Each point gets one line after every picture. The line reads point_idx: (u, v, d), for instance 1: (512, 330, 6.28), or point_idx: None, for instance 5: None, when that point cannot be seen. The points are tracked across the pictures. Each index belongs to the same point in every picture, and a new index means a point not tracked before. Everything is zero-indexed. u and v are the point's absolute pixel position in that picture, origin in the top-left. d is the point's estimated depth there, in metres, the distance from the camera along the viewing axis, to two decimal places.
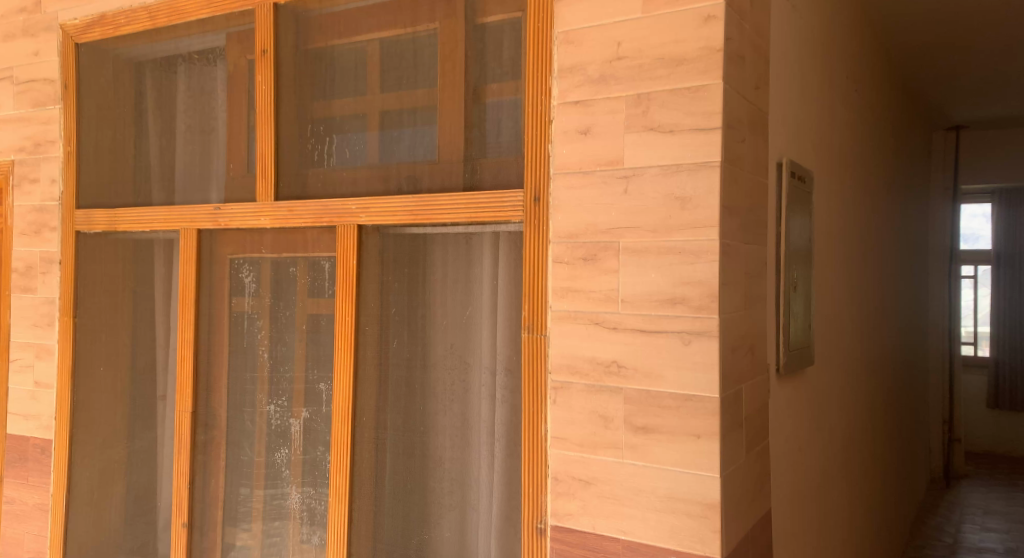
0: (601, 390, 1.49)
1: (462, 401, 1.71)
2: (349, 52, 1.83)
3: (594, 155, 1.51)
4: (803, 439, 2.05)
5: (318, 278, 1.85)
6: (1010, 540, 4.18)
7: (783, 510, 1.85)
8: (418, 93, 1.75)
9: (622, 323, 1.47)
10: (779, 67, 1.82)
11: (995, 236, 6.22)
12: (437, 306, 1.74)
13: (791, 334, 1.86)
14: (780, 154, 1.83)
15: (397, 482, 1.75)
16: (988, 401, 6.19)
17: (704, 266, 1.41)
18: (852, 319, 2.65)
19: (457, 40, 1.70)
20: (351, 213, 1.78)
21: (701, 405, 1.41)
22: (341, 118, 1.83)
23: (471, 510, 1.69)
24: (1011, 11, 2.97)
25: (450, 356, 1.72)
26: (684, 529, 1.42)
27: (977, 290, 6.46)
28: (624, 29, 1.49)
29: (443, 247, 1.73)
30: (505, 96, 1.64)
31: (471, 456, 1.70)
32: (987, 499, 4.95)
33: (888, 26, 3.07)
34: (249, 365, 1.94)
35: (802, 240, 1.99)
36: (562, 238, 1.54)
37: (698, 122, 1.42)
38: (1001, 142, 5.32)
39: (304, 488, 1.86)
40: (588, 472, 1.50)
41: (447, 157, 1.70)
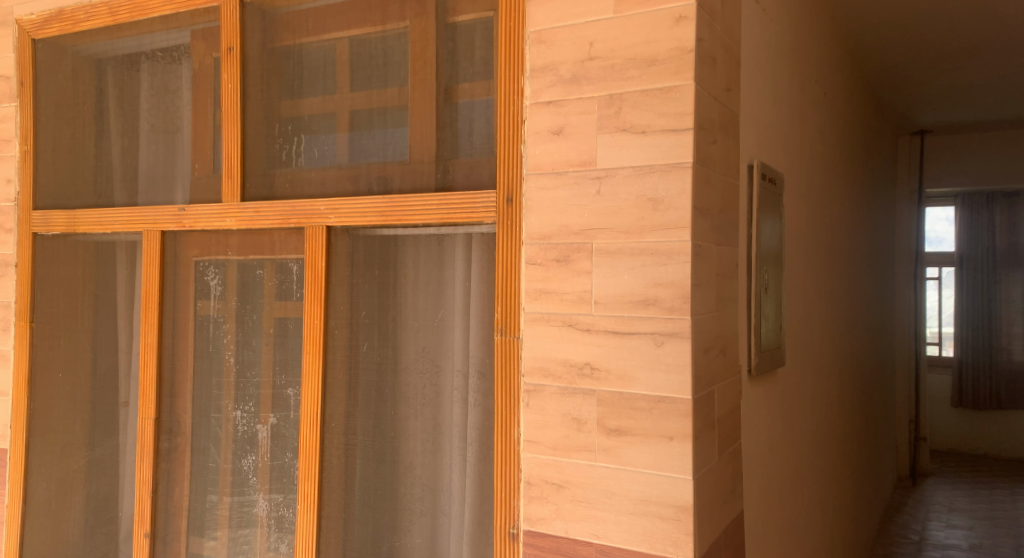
0: (575, 392, 1.48)
1: (434, 405, 1.69)
2: (318, 51, 1.80)
3: (567, 155, 1.49)
4: (775, 439, 2.05)
5: (285, 281, 1.81)
6: (973, 536, 4.25)
7: (754, 511, 1.85)
8: (389, 92, 1.72)
9: (594, 325, 1.46)
10: (750, 69, 1.83)
11: (958, 239, 6.35)
12: (409, 308, 1.71)
13: (762, 335, 1.87)
14: (751, 156, 1.84)
15: (367, 488, 1.72)
16: (953, 400, 6.31)
17: (676, 267, 1.40)
18: (822, 320, 2.67)
19: (428, 39, 1.68)
20: (319, 214, 1.75)
21: (675, 407, 1.40)
22: (309, 117, 1.80)
23: (442, 516, 1.67)
24: (975, 18, 3.01)
25: (423, 360, 1.70)
26: (657, 531, 1.41)
27: (942, 292, 6.57)
28: (596, 29, 1.47)
29: (415, 248, 1.70)
30: (477, 96, 1.63)
31: (442, 461, 1.68)
32: (952, 497, 5.02)
33: (856, 33, 3.11)
34: (214, 370, 1.89)
35: (773, 242, 2.00)
36: (535, 239, 1.52)
37: (670, 124, 1.41)
38: (964, 146, 5.41)
39: (272, 495, 1.82)
40: (561, 475, 1.49)
41: (418, 158, 1.68)
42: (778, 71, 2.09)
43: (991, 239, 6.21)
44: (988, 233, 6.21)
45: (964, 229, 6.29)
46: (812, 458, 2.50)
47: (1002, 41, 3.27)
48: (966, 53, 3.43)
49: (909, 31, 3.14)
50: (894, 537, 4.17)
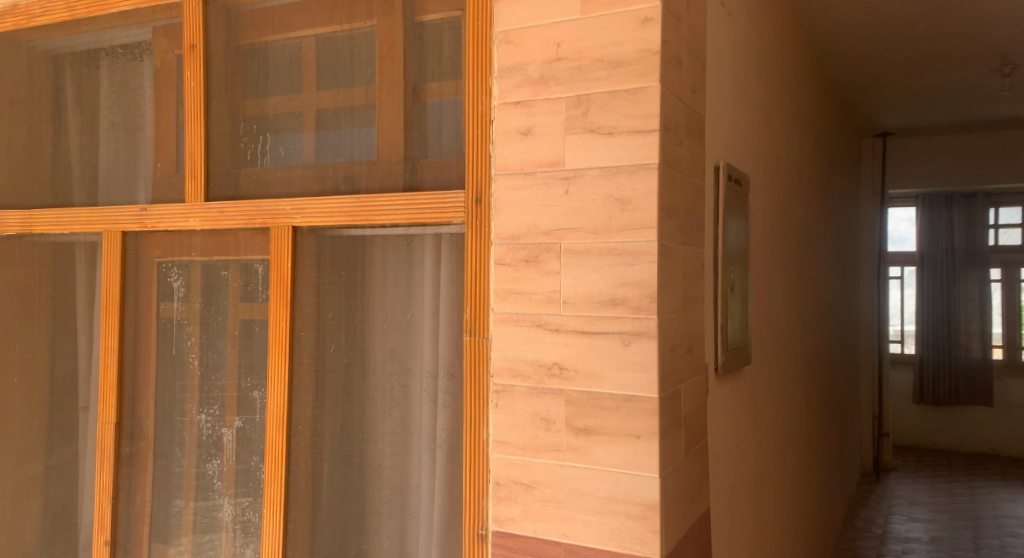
0: (543, 393, 1.48)
1: (402, 407, 1.67)
2: (283, 49, 1.78)
3: (535, 156, 1.49)
4: (741, 436, 2.07)
5: (250, 282, 1.78)
6: (934, 529, 4.33)
7: (721, 508, 1.87)
8: (356, 91, 1.71)
9: (563, 325, 1.46)
10: (716, 71, 1.84)
11: (920, 239, 6.49)
12: (377, 309, 1.70)
13: (728, 334, 1.89)
14: (717, 157, 1.85)
15: (334, 491, 1.70)
16: (914, 396, 6.45)
17: (644, 267, 1.41)
18: (787, 319, 2.70)
19: (396, 38, 1.68)
20: (285, 214, 1.73)
21: (642, 406, 1.41)
22: (275, 116, 1.78)
23: (411, 518, 1.66)
24: (935, 22, 3.06)
25: (391, 361, 1.68)
26: (625, 530, 1.41)
27: (904, 290, 6.71)
28: (563, 30, 1.47)
29: (383, 249, 1.69)
30: (445, 96, 1.62)
31: (411, 463, 1.67)
32: (913, 491, 5.12)
33: (820, 36, 3.15)
34: (178, 373, 1.86)
35: (739, 242, 2.02)
36: (503, 239, 1.52)
37: (636, 125, 1.42)
38: (925, 148, 5.52)
39: (237, 499, 1.79)
40: (529, 475, 1.48)
41: (386, 158, 1.67)
42: (744, 73, 2.11)
43: (950, 239, 6.34)
44: (947, 233, 6.36)
45: (924, 229, 6.42)
46: (778, 455, 2.52)
47: (960, 47, 3.35)
48: (927, 57, 3.49)
49: (870, 36, 3.20)
50: (857, 531, 4.24)
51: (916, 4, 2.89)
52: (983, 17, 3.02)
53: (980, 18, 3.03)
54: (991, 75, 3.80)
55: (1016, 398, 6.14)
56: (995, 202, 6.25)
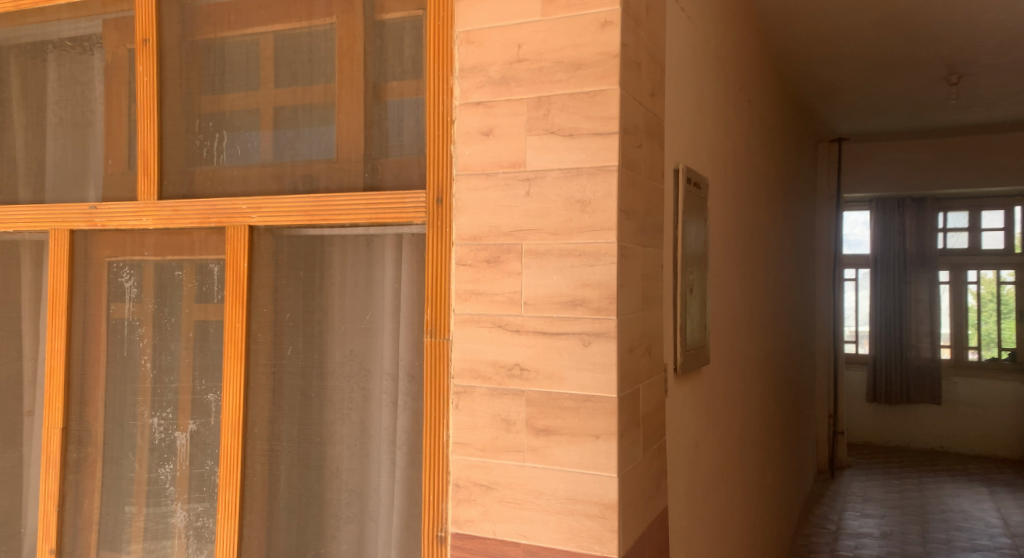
0: (504, 394, 1.47)
1: (362, 410, 1.66)
2: (240, 46, 1.74)
3: (496, 156, 1.49)
4: (699, 435, 2.09)
5: (205, 282, 1.75)
6: (885, 525, 4.43)
7: (680, 507, 1.88)
8: (315, 89, 1.69)
9: (524, 326, 1.46)
10: (676, 75, 1.85)
11: (874, 242, 6.63)
12: (336, 310, 1.68)
13: (687, 335, 1.90)
14: (676, 160, 1.87)
15: (292, 494, 1.68)
16: (867, 394, 6.59)
17: (604, 267, 1.41)
18: (745, 320, 2.73)
19: (355, 36, 1.66)
20: (241, 213, 1.70)
21: (602, 406, 1.41)
22: (231, 114, 1.74)
23: (370, 522, 1.64)
24: (887, 31, 3.13)
25: (350, 363, 1.66)
26: (583, 530, 1.41)
27: (858, 292, 6.80)
28: (524, 32, 1.47)
29: (342, 249, 1.67)
30: (406, 95, 1.61)
31: (370, 466, 1.65)
32: (867, 488, 5.23)
33: (777, 41, 3.20)
34: (129, 376, 1.81)
35: (698, 244, 2.03)
36: (464, 240, 1.51)
37: (596, 127, 1.42)
38: (877, 151, 5.63)
39: (191, 505, 1.75)
40: (489, 476, 1.48)
41: (345, 157, 1.65)
42: (703, 77, 2.13)
43: (902, 242, 6.52)
44: (899, 237, 6.52)
45: (878, 232, 6.59)
46: (736, 454, 2.55)
47: (911, 55, 3.42)
48: (879, 65, 3.56)
49: (825, 43, 3.25)
50: (813, 528, 4.31)
51: (869, 13, 2.94)
52: (934, 26, 3.09)
53: (931, 27, 3.10)
54: (939, 84, 3.90)
55: (964, 397, 6.30)
56: (944, 207, 6.44)
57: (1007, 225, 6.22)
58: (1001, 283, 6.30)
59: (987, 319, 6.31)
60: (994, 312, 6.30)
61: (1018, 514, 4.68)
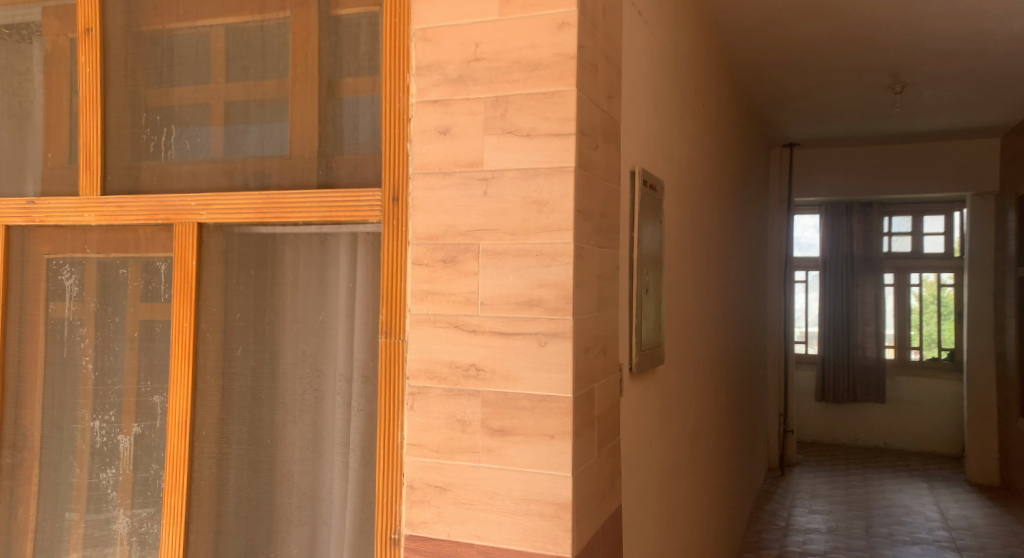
0: (459, 394, 1.46)
1: (314, 411, 1.63)
2: (188, 38, 1.70)
3: (453, 155, 1.47)
4: (653, 435, 2.10)
5: (152, 281, 1.70)
6: (832, 520, 4.52)
7: (634, 505, 1.89)
8: (268, 84, 1.65)
9: (480, 326, 1.45)
10: (632, 77, 1.86)
11: (823, 244, 6.73)
12: (288, 310, 1.64)
13: (642, 335, 1.91)
14: (632, 163, 1.88)
15: (241, 498, 1.64)
16: (816, 394, 6.74)
17: (560, 268, 1.41)
18: (699, 320, 2.76)
19: (310, 30, 1.63)
20: (190, 210, 1.65)
21: (557, 406, 1.40)
22: (180, 108, 1.70)
23: (322, 525, 1.61)
24: (837, 39, 3.18)
25: (303, 364, 1.63)
26: (537, 530, 1.41)
27: (808, 294, 6.91)
28: (481, 31, 1.46)
29: (295, 247, 1.64)
30: (361, 92, 1.59)
31: (323, 468, 1.62)
32: (814, 484, 5.34)
33: (731, 46, 3.23)
34: (69, 379, 1.75)
35: (653, 246, 2.04)
36: (420, 239, 1.49)
37: (553, 128, 1.42)
38: (827, 155, 5.73)
39: (134, 510, 1.69)
40: (444, 478, 1.46)
41: (299, 153, 1.62)
42: (659, 80, 2.14)
43: (849, 245, 6.63)
44: (847, 240, 6.64)
45: (827, 236, 6.70)
46: (689, 453, 2.58)
47: (859, 63, 3.48)
48: (828, 72, 3.63)
49: (777, 50, 3.30)
50: (762, 524, 4.38)
51: (819, 21, 2.99)
52: (881, 37, 3.16)
53: (878, 37, 3.16)
54: (885, 92, 3.99)
55: (906, 396, 6.49)
56: (888, 212, 6.61)
57: (947, 230, 6.47)
58: (942, 286, 6.51)
59: (929, 320, 6.51)
60: (935, 314, 6.52)
61: (956, 508, 4.82)
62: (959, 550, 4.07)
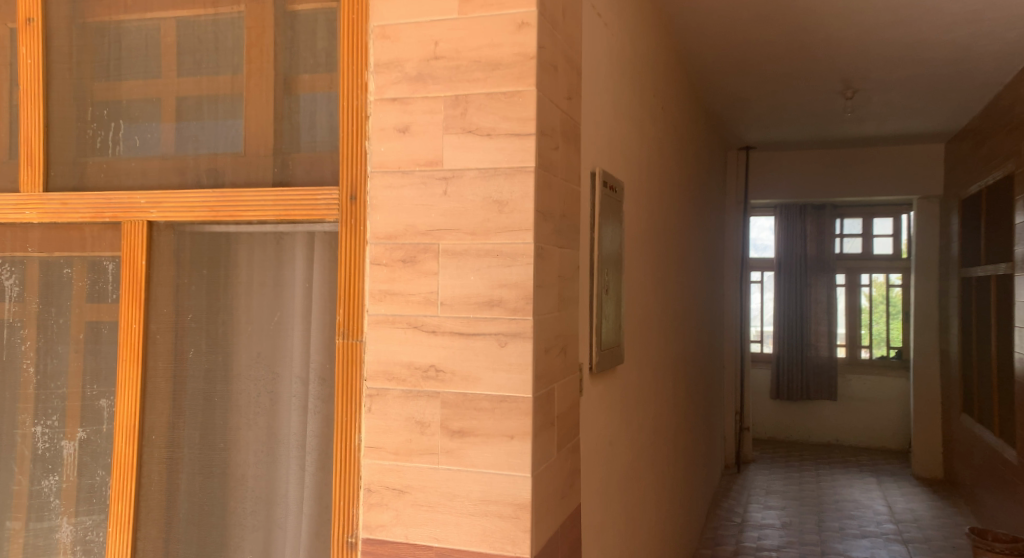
0: (418, 396, 1.44)
1: (269, 414, 1.59)
2: (137, 31, 1.65)
3: (412, 154, 1.45)
4: (613, 434, 2.10)
5: (99, 281, 1.64)
6: (786, 516, 4.58)
7: (593, 505, 1.89)
8: (221, 79, 1.61)
9: (440, 327, 1.43)
10: (592, 79, 1.86)
11: (778, 245, 6.83)
12: (242, 311, 1.61)
13: (602, 335, 1.91)
14: (593, 164, 1.88)
15: (192, 504, 1.60)
16: (772, 392, 6.86)
17: (521, 268, 1.39)
18: (658, 320, 2.77)
19: (265, 25, 1.59)
20: (139, 208, 1.61)
21: (517, 406, 1.39)
22: (128, 102, 1.65)
23: (277, 530, 1.58)
24: (790, 44, 3.22)
25: (257, 366, 1.60)
26: (496, 531, 1.39)
27: (764, 295, 7.03)
28: (440, 29, 1.44)
29: (249, 247, 1.60)
30: (318, 89, 1.56)
31: (278, 472, 1.58)
32: (769, 481, 5.41)
33: (688, 50, 3.25)
34: (9, 382, 1.68)
35: (613, 246, 2.04)
36: (379, 238, 1.47)
37: (514, 127, 1.40)
38: (783, 157, 5.78)
39: (78, 518, 1.63)
40: (402, 480, 1.44)
41: (253, 151, 1.58)
42: (618, 82, 2.14)
43: (803, 247, 6.74)
44: (801, 241, 6.74)
45: (782, 237, 6.80)
46: (648, 451, 2.58)
47: (813, 68, 3.53)
48: (783, 77, 3.67)
49: (733, 54, 3.33)
50: (719, 521, 4.43)
51: (773, 27, 3.02)
52: (833, 43, 3.21)
53: (831, 44, 3.21)
54: (837, 97, 4.05)
55: (857, 393, 6.62)
56: (841, 214, 6.73)
57: (895, 233, 6.63)
58: (891, 286, 6.66)
59: (878, 320, 6.66)
60: (884, 314, 6.67)
61: (904, 502, 4.93)
62: (905, 542, 4.16)
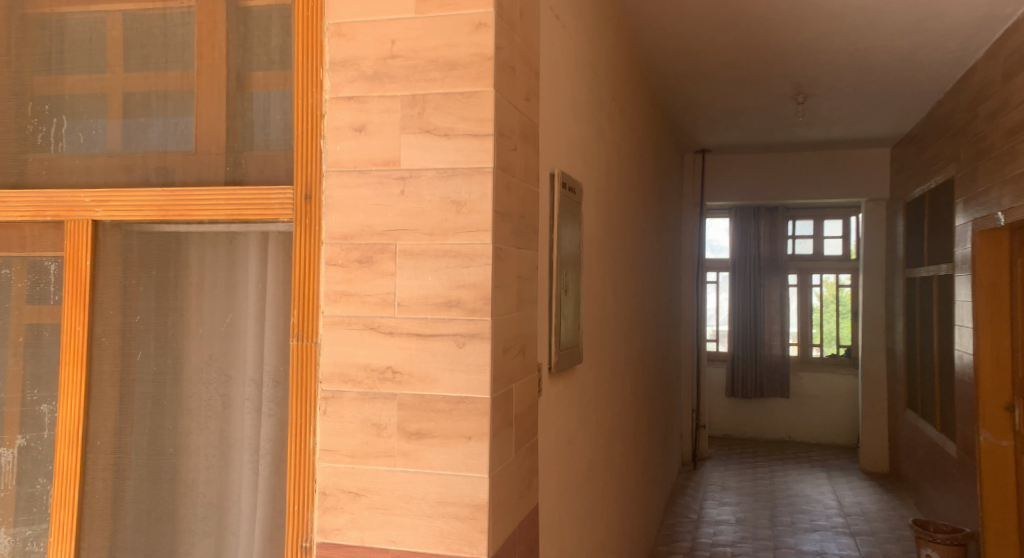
0: (375, 398, 1.42)
1: (221, 418, 1.56)
2: (81, 24, 1.60)
3: (369, 154, 1.43)
4: (571, 433, 2.10)
5: (40, 282, 1.58)
6: (740, 512, 4.64)
7: (551, 504, 1.89)
8: (170, 75, 1.57)
9: (397, 328, 1.41)
10: (550, 80, 1.85)
11: (732, 246, 6.92)
12: (193, 313, 1.57)
13: (561, 335, 1.91)
14: (552, 165, 1.87)
15: (140, 511, 1.56)
16: (727, 390, 6.95)
17: (479, 268, 1.38)
18: (616, 319, 2.78)
19: (216, 21, 1.56)
20: (83, 206, 1.56)
21: (474, 407, 1.38)
22: (72, 97, 1.60)
23: (229, 535, 1.55)
24: (743, 50, 3.25)
25: (209, 369, 1.56)
26: (452, 532, 1.38)
27: (719, 295, 7.12)
28: (397, 28, 1.42)
29: (200, 247, 1.56)
30: (272, 86, 1.53)
31: (230, 476, 1.55)
32: (724, 477, 5.48)
33: (645, 53, 3.27)
34: None
35: (572, 247, 2.05)
36: (335, 239, 1.44)
37: (471, 128, 1.39)
38: (739, 158, 5.84)
39: (16, 530, 1.56)
40: (358, 483, 1.42)
41: (204, 149, 1.55)
42: (577, 84, 2.14)
43: (756, 247, 6.84)
44: (755, 242, 6.84)
45: (736, 238, 6.89)
46: (606, 448, 2.59)
47: (766, 73, 3.57)
48: (736, 81, 3.70)
49: (688, 58, 3.35)
50: (675, 518, 4.47)
51: (726, 32, 3.04)
52: (784, 49, 3.25)
53: (783, 50, 3.26)
54: (788, 102, 4.12)
55: (808, 390, 6.73)
56: (792, 216, 6.86)
57: (845, 234, 6.78)
58: (841, 286, 6.80)
59: (828, 319, 6.80)
60: (834, 313, 6.81)
61: (852, 496, 5.04)
62: (853, 534, 4.25)
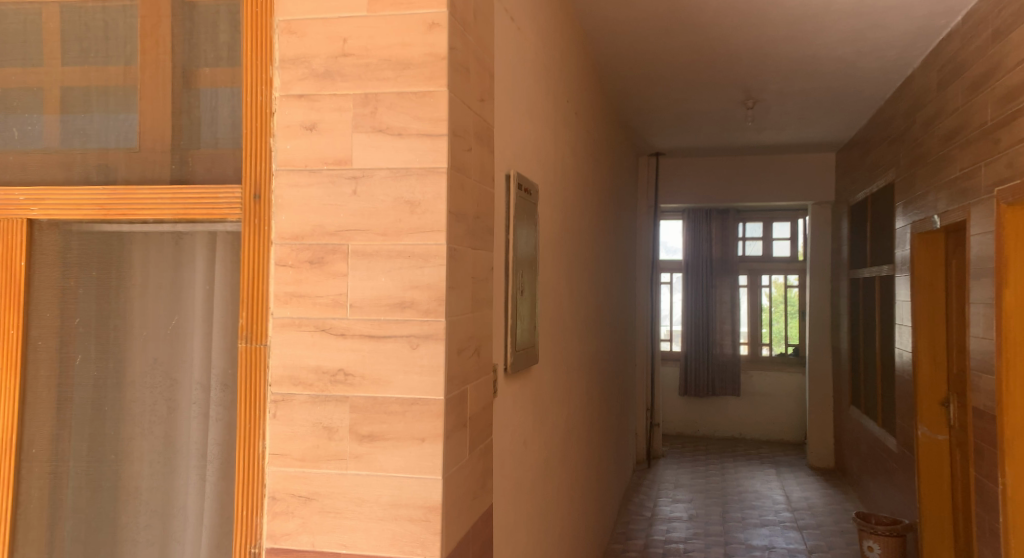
0: (326, 401, 1.39)
1: (166, 423, 1.51)
2: (15, 16, 1.54)
3: (321, 152, 1.41)
4: (526, 434, 2.10)
5: None
6: (692, 508, 4.70)
7: (505, 504, 1.88)
8: (112, 70, 1.52)
9: (349, 330, 1.39)
10: (505, 81, 1.84)
11: (685, 247, 6.98)
12: (136, 315, 1.52)
13: (516, 335, 1.90)
14: (507, 166, 1.87)
15: (78, 520, 1.50)
16: (680, 389, 7.02)
17: (433, 269, 1.37)
18: (571, 319, 2.78)
19: (160, 15, 1.51)
20: (18, 205, 1.51)
21: (427, 409, 1.36)
22: (5, 91, 1.54)
23: (174, 544, 1.50)
24: (694, 54, 3.28)
25: (152, 373, 1.51)
26: (405, 535, 1.36)
27: (673, 295, 7.18)
28: (348, 27, 1.40)
29: (144, 247, 1.52)
30: (220, 83, 1.49)
31: (175, 483, 1.51)
32: (677, 475, 5.54)
33: (598, 55, 3.27)
34: None
35: (528, 248, 2.04)
36: (285, 239, 1.41)
37: (425, 127, 1.37)
38: (692, 161, 5.91)
39: None
40: (309, 487, 1.39)
41: (148, 146, 1.50)
42: (532, 85, 2.13)
43: (708, 249, 6.91)
44: (707, 243, 6.92)
45: (689, 239, 6.95)
46: (561, 447, 2.59)
47: (717, 77, 3.62)
48: (688, 85, 3.73)
49: (640, 61, 3.37)
50: (629, 515, 4.50)
51: (677, 37, 3.07)
52: (733, 55, 3.30)
53: (733, 55, 3.30)
54: (739, 106, 4.18)
55: (758, 389, 6.86)
56: (743, 218, 6.97)
57: (793, 236, 6.91)
58: (789, 286, 6.94)
59: (778, 320, 6.95)
60: (783, 313, 6.96)
61: (800, 491, 5.14)
62: (801, 528, 4.33)
